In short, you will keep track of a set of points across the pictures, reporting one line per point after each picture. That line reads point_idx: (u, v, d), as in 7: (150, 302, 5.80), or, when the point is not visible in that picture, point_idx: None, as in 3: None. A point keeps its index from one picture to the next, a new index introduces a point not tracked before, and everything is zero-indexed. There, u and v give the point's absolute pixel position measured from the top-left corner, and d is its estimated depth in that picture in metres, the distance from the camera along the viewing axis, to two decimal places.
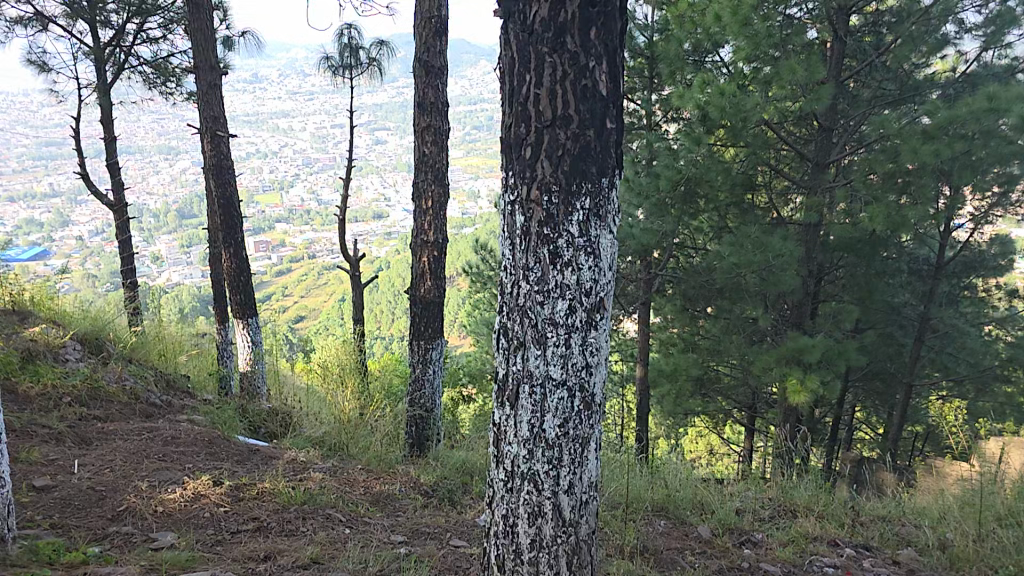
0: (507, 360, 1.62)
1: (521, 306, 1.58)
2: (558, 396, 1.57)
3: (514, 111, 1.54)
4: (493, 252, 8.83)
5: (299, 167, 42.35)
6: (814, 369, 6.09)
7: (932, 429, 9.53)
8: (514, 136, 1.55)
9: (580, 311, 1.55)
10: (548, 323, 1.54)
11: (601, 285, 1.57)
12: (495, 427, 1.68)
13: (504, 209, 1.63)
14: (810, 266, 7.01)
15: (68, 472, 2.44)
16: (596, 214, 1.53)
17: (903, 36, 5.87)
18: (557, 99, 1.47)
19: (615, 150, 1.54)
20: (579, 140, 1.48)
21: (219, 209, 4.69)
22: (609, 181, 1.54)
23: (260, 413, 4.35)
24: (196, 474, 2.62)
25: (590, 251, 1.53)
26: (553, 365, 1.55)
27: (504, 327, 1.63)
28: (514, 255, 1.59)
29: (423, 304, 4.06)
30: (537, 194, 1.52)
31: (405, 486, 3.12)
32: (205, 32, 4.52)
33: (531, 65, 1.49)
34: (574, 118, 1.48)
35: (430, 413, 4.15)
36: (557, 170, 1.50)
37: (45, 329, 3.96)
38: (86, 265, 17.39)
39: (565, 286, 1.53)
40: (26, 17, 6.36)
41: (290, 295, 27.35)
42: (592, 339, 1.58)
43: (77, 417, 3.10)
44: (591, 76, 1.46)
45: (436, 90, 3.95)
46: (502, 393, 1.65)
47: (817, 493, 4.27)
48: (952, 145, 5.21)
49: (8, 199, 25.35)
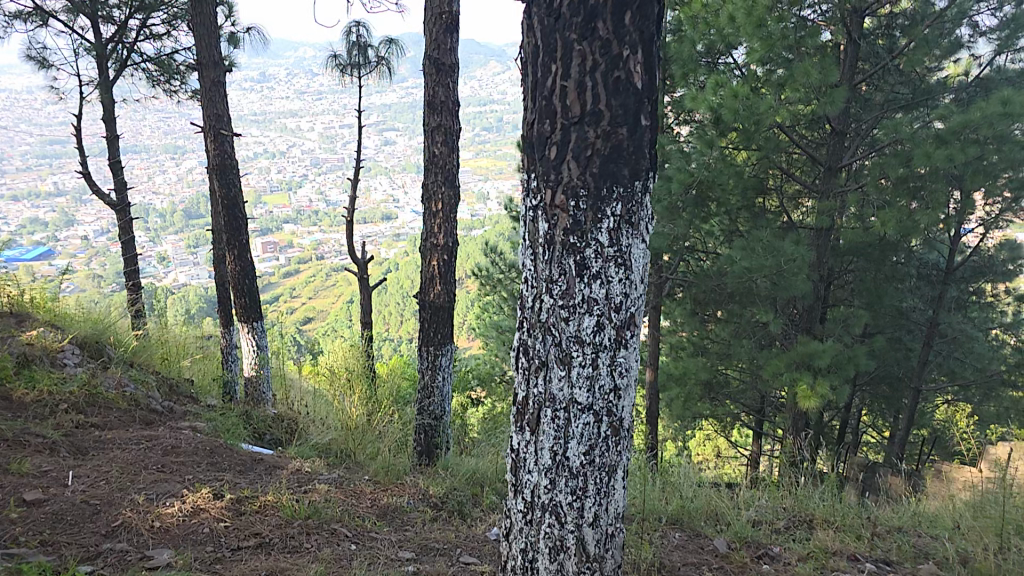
0: (527, 381, 1.50)
1: (544, 323, 1.44)
2: (583, 422, 1.43)
3: (537, 106, 1.41)
4: (503, 254, 8.67)
5: (306, 168, 42.62)
6: (824, 374, 5.92)
7: (941, 434, 9.35)
8: (537, 134, 1.42)
9: (608, 328, 1.41)
10: (573, 342, 1.41)
11: (631, 300, 1.43)
12: (512, 453, 1.55)
13: (525, 215, 1.50)
14: (822, 270, 6.84)
15: (61, 485, 2.33)
16: (628, 222, 1.40)
17: (917, 39, 5.61)
18: (586, 93, 1.34)
19: (649, 150, 1.40)
20: (610, 138, 1.35)
21: (222, 211, 4.58)
22: (642, 184, 1.40)
23: (265, 419, 4.23)
24: (196, 486, 2.49)
25: (620, 262, 1.40)
26: (578, 388, 1.42)
27: (525, 344, 1.50)
28: (537, 266, 1.46)
29: (432, 309, 3.94)
30: (562, 199, 1.39)
31: (414, 498, 2.97)
32: (210, 29, 4.43)
33: (557, 54, 1.35)
34: (605, 114, 1.34)
35: (440, 420, 4.03)
36: (585, 172, 1.36)
37: (43, 333, 3.86)
38: (91, 265, 17.32)
39: (593, 301, 1.39)
40: (25, 12, 6.29)
41: (298, 297, 27.66)
42: (622, 359, 1.44)
43: (73, 424, 3.00)
44: (624, 67, 1.33)
45: (446, 90, 3.82)
46: (521, 417, 1.51)
47: (832, 503, 4.10)
48: (965, 150, 4.99)
49: (13, 198, 25.42)
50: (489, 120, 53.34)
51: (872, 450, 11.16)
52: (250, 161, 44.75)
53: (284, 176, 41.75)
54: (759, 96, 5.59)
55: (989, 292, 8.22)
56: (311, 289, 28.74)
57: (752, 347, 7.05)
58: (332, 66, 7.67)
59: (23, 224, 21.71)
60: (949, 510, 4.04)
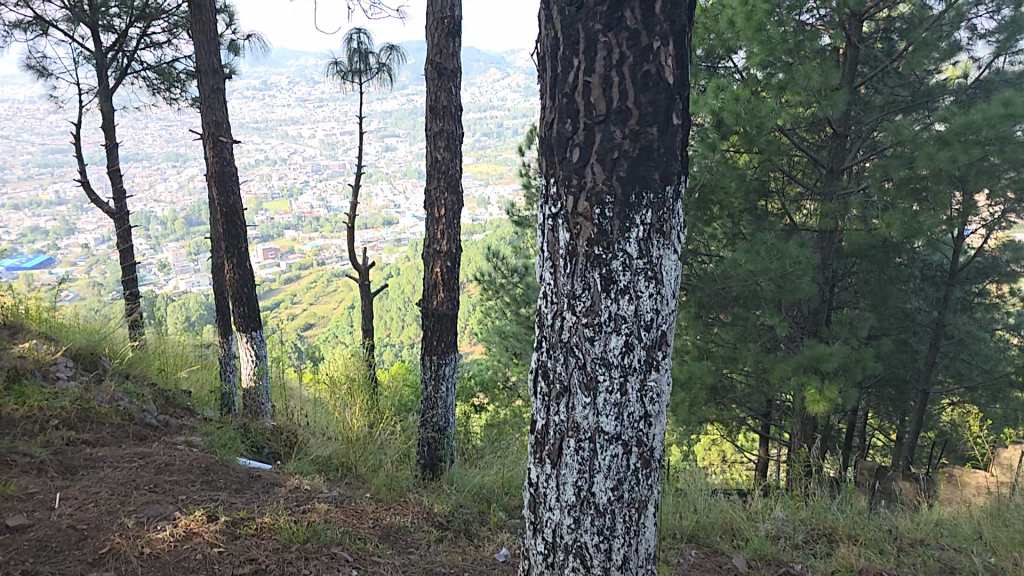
0: (547, 408, 1.37)
1: (567, 342, 1.32)
2: (611, 453, 1.31)
3: (557, 104, 1.30)
4: (506, 259, 8.41)
5: (308, 174, 42.77)
6: (832, 378, 5.75)
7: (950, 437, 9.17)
8: (558, 135, 1.30)
9: (637, 349, 1.29)
10: (599, 363, 1.29)
11: (662, 316, 1.32)
12: (531, 488, 1.43)
13: (543, 223, 1.38)
14: (827, 273, 6.65)
15: (47, 509, 2.21)
16: (659, 231, 1.28)
17: (915, 43, 5.47)
18: (613, 89, 1.22)
19: (680, 152, 1.29)
20: (639, 139, 1.24)
21: (221, 218, 4.49)
22: (674, 190, 1.29)
23: (263, 432, 4.11)
24: (189, 508, 2.36)
25: (651, 275, 1.28)
26: (606, 417, 1.30)
27: (544, 367, 1.38)
28: (557, 280, 1.34)
29: (434, 317, 3.82)
30: (586, 206, 1.28)
31: (418, 517, 2.83)
32: (208, 35, 4.35)
33: (580, 47, 1.24)
34: (633, 112, 1.23)
35: (443, 432, 3.90)
36: (611, 177, 1.25)
37: (36, 345, 3.75)
38: (92, 274, 17.34)
39: (621, 318, 1.27)
40: (25, 21, 6.22)
41: (299, 303, 27.64)
42: (653, 382, 1.32)
43: (64, 442, 2.89)
44: (654, 61, 1.22)
45: (449, 94, 3.71)
46: (541, 449, 1.39)
47: (852, 514, 3.91)
48: (967, 152, 4.85)
49: (14, 207, 25.49)
50: (489, 124, 53.48)
51: (879, 453, 10.97)
52: (252, 168, 44.90)
53: (285, 182, 41.74)
54: (760, 98, 5.48)
55: (994, 292, 8.06)
56: (313, 295, 28.73)
57: (758, 350, 6.82)
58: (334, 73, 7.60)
59: (25, 234, 21.93)
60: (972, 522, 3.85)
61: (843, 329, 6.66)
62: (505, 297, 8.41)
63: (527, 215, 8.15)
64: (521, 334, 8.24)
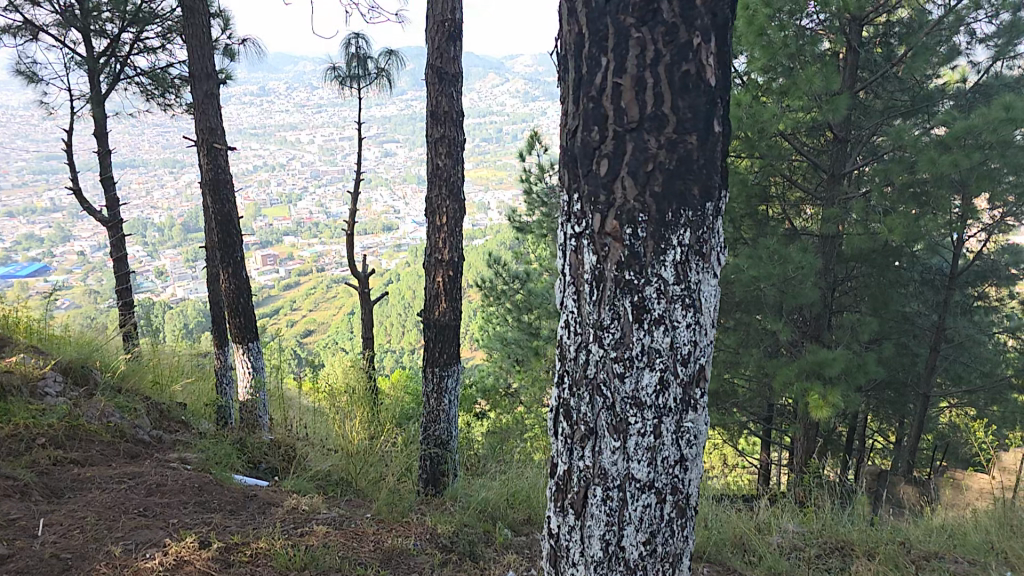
0: (570, 451, 1.32)
1: (592, 379, 1.26)
2: (643, 503, 1.26)
3: (582, 109, 1.21)
4: (507, 266, 8.23)
5: (309, 180, 42.92)
6: (835, 383, 5.60)
7: (951, 440, 9.06)
8: (582, 144, 1.22)
9: (673, 385, 1.23)
10: (630, 403, 1.22)
11: (698, 345, 1.25)
12: (555, 540, 1.38)
13: (566, 244, 1.30)
14: (829, 279, 6.48)
15: (30, 536, 2.09)
16: (697, 251, 1.20)
17: (915, 48, 5.34)
18: (647, 92, 1.13)
19: (721, 161, 1.20)
20: (677, 148, 1.15)
21: (216, 226, 4.38)
22: (714, 206, 1.21)
23: (261, 446, 3.98)
24: (181, 533, 2.24)
25: (688, 302, 1.21)
26: (637, 463, 1.24)
27: (567, 407, 1.32)
28: (583, 310, 1.27)
29: (437, 328, 3.71)
30: (615, 225, 1.19)
31: (420, 539, 2.67)
32: (200, 39, 4.24)
33: (608, 43, 1.15)
34: (670, 118, 1.14)
35: (446, 446, 3.79)
36: (644, 192, 1.16)
37: (23, 359, 3.64)
38: (87, 282, 17.39)
39: (655, 352, 1.20)
40: (14, 26, 6.16)
41: (297, 309, 27.60)
42: (689, 424, 1.26)
43: (50, 461, 2.78)
44: (694, 59, 1.13)
45: (450, 99, 3.61)
46: (564, 497, 1.34)
47: (862, 527, 3.74)
48: (970, 155, 4.76)
49: (8, 214, 25.36)
50: (489, 129, 53.79)
51: (879, 456, 10.87)
52: (251, 174, 44.90)
53: (284, 188, 41.73)
54: (762, 104, 5.42)
55: (993, 295, 7.89)
56: (313, 300, 28.71)
57: (761, 355, 6.70)
58: (331, 79, 7.51)
59: (18, 244, 22.05)
60: (987, 534, 3.61)
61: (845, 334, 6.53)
62: (507, 304, 8.24)
63: (528, 221, 8.04)
64: (523, 341, 8.06)
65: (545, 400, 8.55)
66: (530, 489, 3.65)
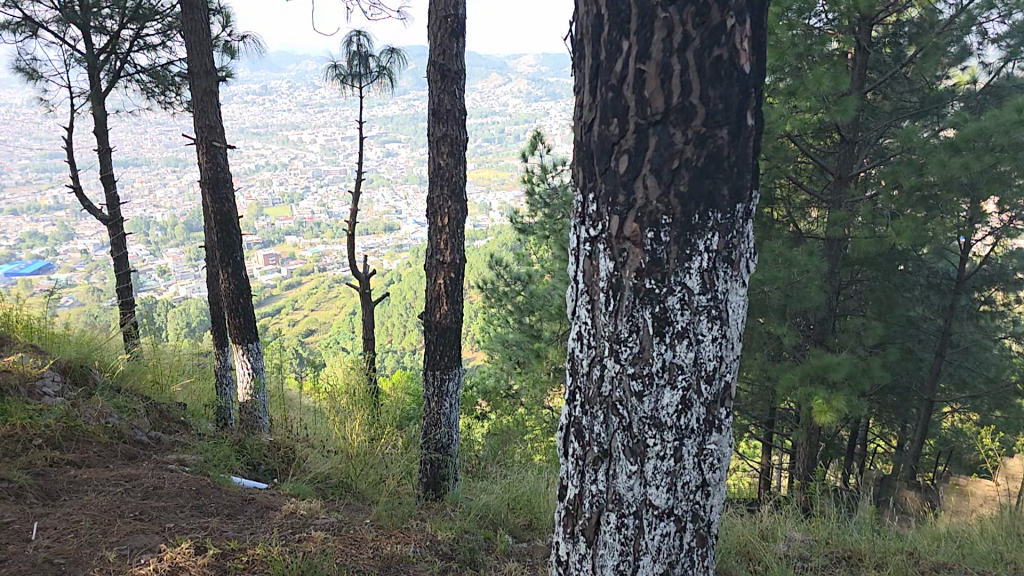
0: (582, 475, 1.38)
1: (608, 398, 1.32)
2: (662, 532, 1.32)
3: (600, 100, 1.25)
4: (508, 267, 8.17)
5: (310, 180, 43.03)
6: (840, 388, 5.51)
7: (955, 446, 8.97)
8: (602, 138, 1.26)
9: (695, 404, 1.29)
10: (649, 423, 1.28)
11: (722, 360, 1.30)
12: (565, 566, 1.45)
13: (581, 249, 1.37)
14: (834, 282, 6.41)
15: (22, 540, 2.06)
16: (725, 257, 1.25)
17: (924, 49, 5.30)
18: (674, 80, 1.16)
19: (751, 156, 1.24)
20: (707, 143, 1.18)
21: (215, 225, 4.36)
22: (744, 207, 1.26)
23: (259, 447, 3.94)
24: (176, 538, 2.20)
25: (714, 314, 1.26)
26: (655, 488, 1.30)
27: (578, 427, 1.39)
28: (599, 326, 1.33)
29: (438, 331, 3.66)
30: (636, 228, 1.24)
31: (419, 546, 2.60)
32: (199, 35, 4.18)
33: (631, 26, 1.18)
34: (699, 109, 1.17)
35: (447, 450, 3.75)
36: (668, 192, 1.21)
37: (22, 358, 3.61)
38: (91, 280, 17.58)
39: (677, 368, 1.26)
40: (14, 22, 6.12)
41: (298, 308, 27.64)
42: (712, 446, 1.32)
43: (47, 463, 2.76)
44: (726, 43, 1.15)
45: (452, 97, 3.57)
46: (575, 523, 1.41)
47: (870, 537, 3.64)
48: (981, 158, 4.68)
49: (12, 211, 25.52)
50: (491, 129, 53.73)
51: (881, 462, 10.76)
52: (254, 173, 45.06)
53: (286, 188, 41.82)
54: (768, 104, 5.36)
55: (999, 300, 7.79)
56: (314, 300, 28.77)
57: (764, 359, 6.63)
58: (333, 77, 7.48)
59: (21, 242, 22.16)
60: (997, 544, 3.53)
61: (851, 338, 6.45)
62: (507, 306, 8.14)
63: (530, 222, 7.86)
64: (524, 343, 7.98)
65: (545, 403, 8.49)
66: (530, 494, 3.66)
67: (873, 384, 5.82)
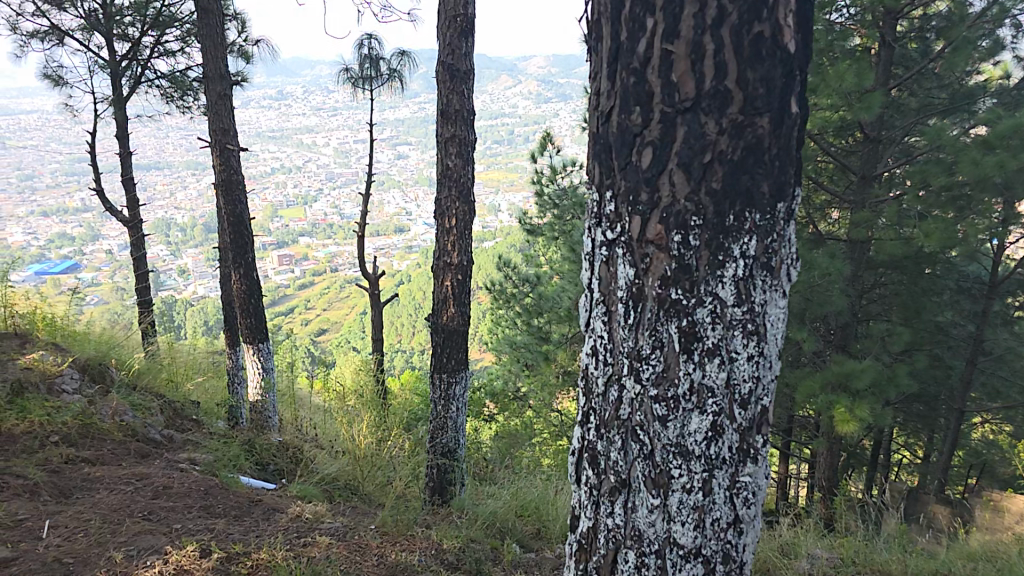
0: (599, 507, 1.39)
1: (628, 422, 1.31)
2: (689, 572, 1.30)
3: (623, 87, 1.22)
4: (518, 269, 8.11)
5: (326, 182, 43.75)
6: (863, 396, 5.29)
7: (987, 459, 8.52)
8: (624, 128, 1.22)
9: (727, 430, 1.26)
10: (674, 451, 1.26)
11: (758, 380, 1.27)
12: None
13: (600, 258, 1.35)
14: (858, 286, 6.18)
15: (34, 538, 2.09)
16: (763, 263, 1.22)
17: (955, 42, 5.03)
18: (708, 63, 1.12)
19: (795, 147, 1.19)
20: (746, 133, 1.14)
21: (228, 227, 4.41)
22: (785, 206, 1.22)
23: (270, 448, 3.98)
24: (183, 540, 2.20)
25: (751, 328, 1.23)
26: (680, 525, 1.29)
27: (595, 454, 1.39)
28: (620, 345, 1.31)
29: (445, 333, 3.64)
30: (662, 233, 1.21)
31: (425, 555, 2.55)
32: (213, 38, 4.26)
33: (657, 4, 1.14)
34: (735, 94, 1.12)
35: (455, 454, 3.72)
36: (699, 188, 1.17)
37: (43, 355, 3.71)
38: (115, 279, 18.39)
39: (707, 390, 1.23)
40: (42, 30, 6.42)
41: (312, 309, 28.04)
42: (746, 476, 1.30)
43: (62, 460, 2.81)
44: (767, 19, 1.10)
45: (461, 97, 3.54)
46: (590, 559, 1.42)
47: (898, 556, 3.43)
48: (1017, 156, 4.45)
49: (41, 213, 26.49)
50: (505, 131, 53.86)
51: (904, 473, 10.32)
52: (272, 175, 46.01)
53: (302, 190, 42.57)
54: None
55: None
56: (327, 300, 29.22)
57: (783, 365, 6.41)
58: (345, 80, 7.57)
59: (51, 242, 22.94)
60: None
61: (875, 345, 6.20)
62: (516, 309, 8.07)
63: (540, 224, 7.74)
64: (532, 346, 7.90)
65: (554, 406, 8.41)
66: (538, 502, 3.63)
67: (899, 392, 5.57)
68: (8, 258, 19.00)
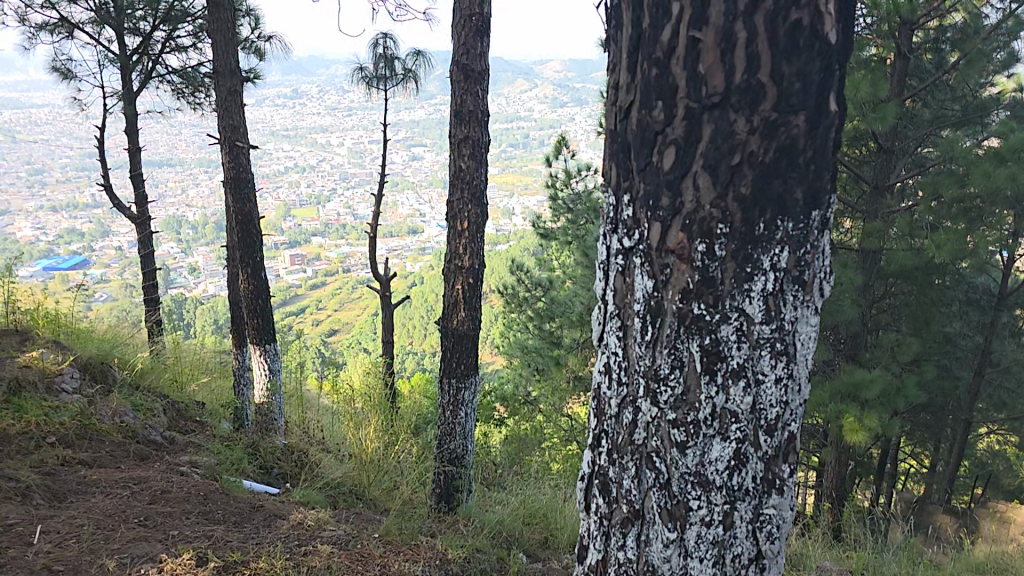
0: (609, 537, 1.28)
1: (643, 448, 1.21)
2: None
3: (644, 79, 1.10)
4: (529, 272, 7.93)
5: (337, 182, 44.03)
6: (871, 406, 5.11)
7: (992, 471, 8.36)
8: (645, 126, 1.11)
9: (751, 459, 1.15)
10: (692, 481, 1.15)
11: (787, 405, 1.15)
12: None
13: (616, 268, 1.24)
14: (868, 298, 5.96)
15: (24, 544, 2.01)
16: (795, 278, 1.10)
17: (970, 53, 4.84)
18: (739, 52, 1.01)
19: (833, 149, 1.08)
20: (779, 131, 1.03)
21: (236, 226, 4.36)
22: (821, 214, 1.10)
23: (275, 451, 3.90)
24: (179, 547, 2.12)
25: (780, 348, 1.11)
26: (698, 560, 1.17)
27: (606, 481, 1.28)
28: (636, 364, 1.20)
29: (455, 338, 3.53)
30: (684, 242, 1.10)
31: (429, 565, 2.43)
32: (224, 34, 4.21)
33: None
34: (768, 88, 1.01)
35: (464, 460, 3.62)
36: (726, 193, 1.06)
37: (43, 353, 3.67)
38: (124, 276, 18.66)
39: (731, 415, 1.12)
40: (50, 22, 6.41)
41: (324, 308, 28.21)
42: (770, 509, 1.18)
43: (58, 462, 2.75)
44: (806, 5, 0.98)
45: (475, 97, 3.45)
46: None
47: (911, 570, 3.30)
48: None
49: (54, 208, 26.85)
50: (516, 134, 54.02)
51: (912, 483, 10.14)
52: (284, 175, 46.42)
53: (314, 189, 42.91)
54: None
55: None
56: (337, 300, 29.39)
57: None
58: (359, 79, 7.49)
59: (62, 238, 23.23)
60: None
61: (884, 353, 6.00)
62: (529, 313, 7.89)
63: (553, 228, 7.52)
64: (545, 350, 7.79)
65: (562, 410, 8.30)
66: (546, 509, 3.51)
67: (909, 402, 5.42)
68: (20, 251, 19.25)
